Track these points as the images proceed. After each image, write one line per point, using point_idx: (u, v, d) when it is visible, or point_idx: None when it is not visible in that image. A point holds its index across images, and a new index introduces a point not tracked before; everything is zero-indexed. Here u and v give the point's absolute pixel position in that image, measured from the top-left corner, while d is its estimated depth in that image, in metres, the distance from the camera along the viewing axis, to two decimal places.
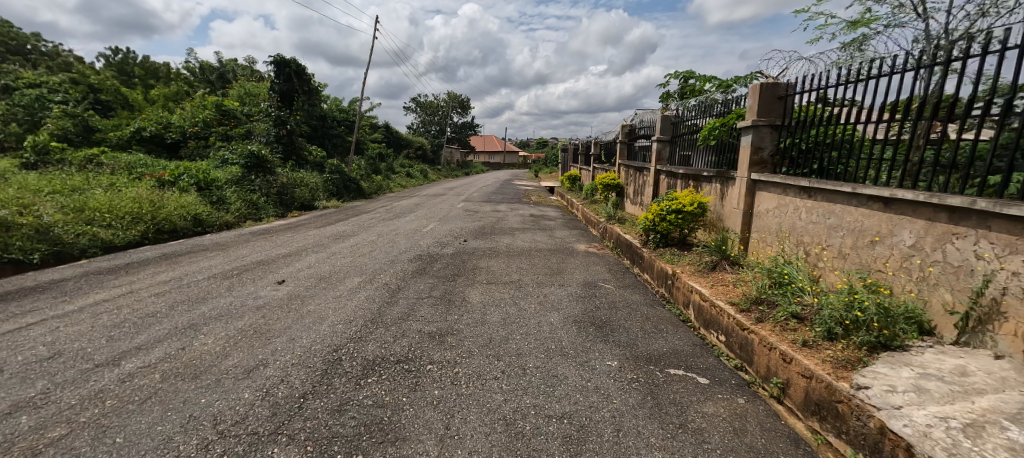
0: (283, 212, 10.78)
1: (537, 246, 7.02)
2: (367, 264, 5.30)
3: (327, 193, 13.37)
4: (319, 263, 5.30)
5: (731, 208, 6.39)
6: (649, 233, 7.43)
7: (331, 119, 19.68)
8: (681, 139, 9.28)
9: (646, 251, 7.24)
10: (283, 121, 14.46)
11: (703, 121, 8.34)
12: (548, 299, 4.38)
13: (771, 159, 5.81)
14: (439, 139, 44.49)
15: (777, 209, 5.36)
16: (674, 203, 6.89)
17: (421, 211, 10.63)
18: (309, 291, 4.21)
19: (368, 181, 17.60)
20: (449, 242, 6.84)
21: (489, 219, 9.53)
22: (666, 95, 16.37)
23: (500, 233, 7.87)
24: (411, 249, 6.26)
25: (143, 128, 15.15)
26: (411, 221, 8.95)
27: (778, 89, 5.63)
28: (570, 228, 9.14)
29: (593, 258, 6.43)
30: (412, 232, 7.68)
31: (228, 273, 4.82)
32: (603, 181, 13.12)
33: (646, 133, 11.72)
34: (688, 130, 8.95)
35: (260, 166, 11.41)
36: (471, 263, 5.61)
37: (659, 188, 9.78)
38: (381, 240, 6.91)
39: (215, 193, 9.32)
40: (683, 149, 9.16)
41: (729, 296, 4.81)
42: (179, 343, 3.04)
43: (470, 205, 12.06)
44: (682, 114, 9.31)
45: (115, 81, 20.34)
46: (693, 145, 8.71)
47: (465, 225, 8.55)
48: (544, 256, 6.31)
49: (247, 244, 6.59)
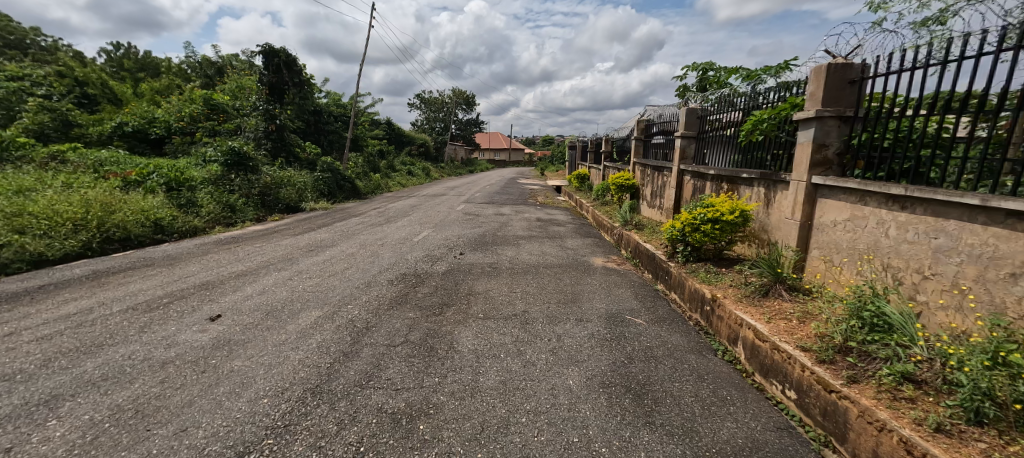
0: (265, 215, 9.78)
1: (547, 260, 5.92)
2: (336, 288, 4.24)
3: (318, 193, 12.34)
4: (277, 287, 4.26)
5: (781, 217, 5.30)
6: (678, 245, 6.33)
7: (326, 113, 18.60)
8: (710, 137, 8.11)
9: (674, 267, 6.15)
10: (273, 115, 13.46)
11: (738, 114, 7.22)
12: (564, 344, 3.31)
13: (837, 159, 4.70)
14: (443, 135, 43.37)
15: (851, 222, 4.28)
16: (710, 211, 5.78)
17: (416, 214, 9.56)
18: (245, 334, 3.16)
19: (365, 179, 16.54)
20: (442, 256, 5.76)
21: (491, 226, 8.44)
22: (685, 89, 15.17)
23: (503, 244, 6.77)
24: (396, 265, 5.20)
25: (126, 123, 14.19)
26: (402, 228, 7.88)
27: (850, 71, 4.53)
28: (583, 236, 8.04)
29: (614, 277, 5.34)
30: (402, 241, 6.60)
31: (154, 303, 3.78)
32: (616, 182, 11.97)
33: (666, 129, 10.57)
34: (719, 125, 7.82)
35: (242, 163, 10.41)
36: (466, 286, 4.54)
37: (683, 191, 8.66)
38: (363, 252, 5.85)
39: (185, 195, 8.31)
40: (713, 147, 8.01)
41: (797, 336, 3.72)
42: (10, 440, 2.01)
43: (471, 207, 10.98)
44: (712, 108, 8.13)
45: (104, 74, 19.40)
46: (726, 142, 7.56)
47: (463, 233, 7.46)
48: (555, 275, 5.22)
49: (204, 258, 5.57)
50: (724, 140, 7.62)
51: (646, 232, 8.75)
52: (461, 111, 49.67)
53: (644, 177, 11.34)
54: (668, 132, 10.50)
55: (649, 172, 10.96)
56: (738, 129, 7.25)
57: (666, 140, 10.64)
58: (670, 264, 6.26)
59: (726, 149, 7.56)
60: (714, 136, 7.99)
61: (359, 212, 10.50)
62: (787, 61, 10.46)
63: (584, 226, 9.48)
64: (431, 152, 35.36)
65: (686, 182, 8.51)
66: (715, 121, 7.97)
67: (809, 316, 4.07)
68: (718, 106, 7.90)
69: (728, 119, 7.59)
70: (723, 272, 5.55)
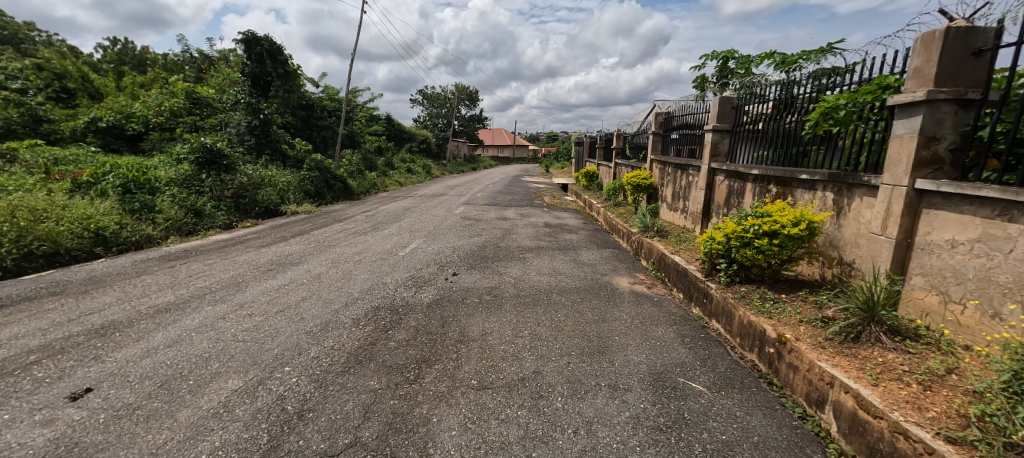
0: (240, 220, 8.69)
1: (561, 282, 4.76)
2: (278, 334, 3.11)
3: (304, 194, 11.26)
4: (200, 333, 3.14)
5: (865, 233, 4.14)
6: (721, 261, 5.17)
7: (318, 108, 17.44)
8: (751, 130, 6.87)
9: (716, 290, 5.00)
10: (257, 109, 12.38)
11: (791, 102, 5.93)
12: (597, 439, 2.19)
13: (954, 156, 3.53)
14: (445, 131, 42.16)
15: (982, 243, 3.14)
16: (766, 221, 4.60)
17: (408, 220, 8.42)
18: (107, 436, 2.04)
19: (358, 178, 15.40)
20: (430, 279, 4.60)
21: (493, 234, 7.28)
22: (703, 79, 13.99)
23: (507, 259, 5.61)
24: (370, 293, 4.06)
25: (100, 118, 13.11)
26: (390, 237, 6.74)
27: (975, 38, 3.39)
28: (600, 247, 6.88)
29: (648, 308, 4.20)
30: (385, 257, 5.46)
31: (12, 366, 2.65)
32: (632, 181, 10.76)
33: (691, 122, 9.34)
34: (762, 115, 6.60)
35: (215, 162, 9.31)
36: (457, 328, 3.38)
37: (714, 193, 7.49)
38: (333, 273, 4.71)
39: (140, 198, 7.21)
40: (753, 143, 6.80)
41: (931, 416, 2.60)
42: None
43: (471, 211, 9.82)
44: (753, 97, 6.90)
45: (85, 67, 18.25)
46: (771, 137, 6.35)
47: (460, 244, 6.30)
48: (572, 305, 4.07)
49: (133, 281, 4.44)
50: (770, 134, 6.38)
51: (671, 241, 7.58)
52: (464, 106, 48.37)
53: (664, 176, 10.12)
54: (693, 126, 9.26)
55: (670, 170, 9.75)
56: (788, 120, 6.04)
57: (690, 135, 9.42)
58: (710, 285, 5.10)
59: (772, 144, 6.34)
60: (755, 129, 6.75)
61: (346, 215, 9.37)
62: (828, 45, 9.20)
63: (598, 233, 8.32)
64: (432, 148, 34.10)
65: (719, 183, 7.31)
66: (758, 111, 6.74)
67: (936, 381, 2.92)
68: (762, 94, 6.68)
69: (776, 108, 6.36)
70: (783, 299, 4.40)
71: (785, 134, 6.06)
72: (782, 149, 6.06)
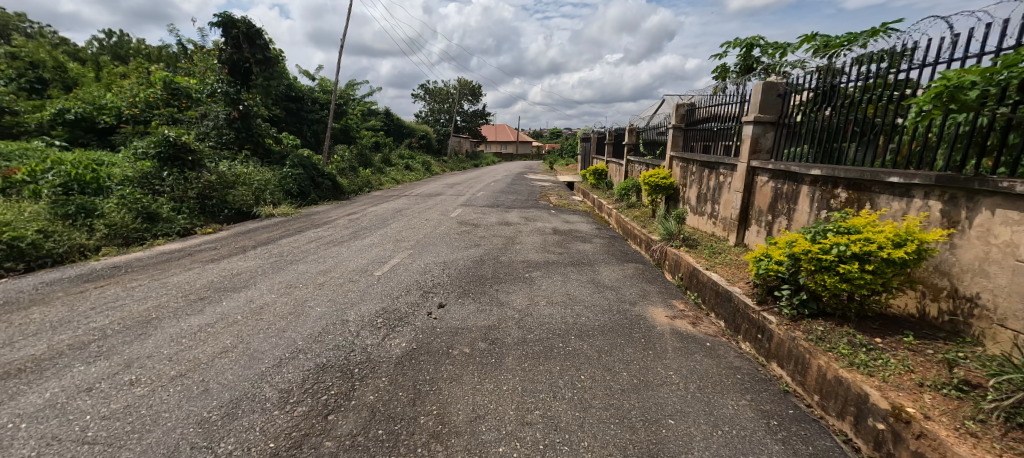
0: (205, 224, 7.60)
1: (579, 317, 3.63)
2: (152, 428, 2.01)
3: (286, 194, 10.18)
4: (31, 425, 2.04)
5: (1006, 263, 3.03)
6: (784, 288, 4.05)
7: (308, 100, 16.32)
8: (806, 122, 5.71)
9: (778, 326, 3.89)
10: (237, 99, 11.39)
11: (863, 86, 4.78)
12: None
13: None
14: (447, 126, 41.01)
15: None
16: (856, 241, 3.45)
17: (397, 225, 7.30)
18: None
19: (349, 175, 14.29)
20: (409, 313, 3.48)
21: (494, 244, 6.16)
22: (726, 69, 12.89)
23: (510, 281, 4.49)
24: (320, 339, 2.95)
25: (68, 110, 12.04)
26: (370, 249, 5.63)
27: None
28: (621, 261, 5.76)
29: (701, 358, 3.09)
30: (357, 276, 4.36)
31: None
32: (650, 181, 9.59)
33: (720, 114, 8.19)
34: (820, 103, 5.44)
35: (179, 158, 8.24)
36: (433, 409, 2.28)
37: (755, 197, 6.35)
38: (283, 303, 3.60)
39: (77, 200, 6.13)
40: (809, 137, 5.65)
41: None
42: None
43: (471, 214, 8.70)
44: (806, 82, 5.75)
45: (65, 57, 17.16)
46: (836, 129, 5.20)
47: (452, 259, 5.19)
48: (598, 357, 2.96)
49: (15, 316, 3.34)
50: (832, 126, 5.24)
51: (702, 253, 6.44)
52: (467, 101, 47.14)
53: (688, 175, 8.95)
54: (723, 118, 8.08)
55: (696, 169, 8.58)
56: (858, 109, 4.91)
57: (720, 129, 8.25)
58: (769, 318, 3.99)
59: (838, 136, 5.20)
60: (810, 120, 5.60)
61: (328, 218, 8.29)
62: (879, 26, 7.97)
63: (616, 242, 7.19)
64: (432, 144, 32.94)
65: (762, 185, 6.16)
66: (815, 100, 5.59)
67: None
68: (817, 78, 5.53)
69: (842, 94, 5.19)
70: (880, 346, 3.30)
71: (859, 125, 4.90)
72: (856, 143, 4.90)
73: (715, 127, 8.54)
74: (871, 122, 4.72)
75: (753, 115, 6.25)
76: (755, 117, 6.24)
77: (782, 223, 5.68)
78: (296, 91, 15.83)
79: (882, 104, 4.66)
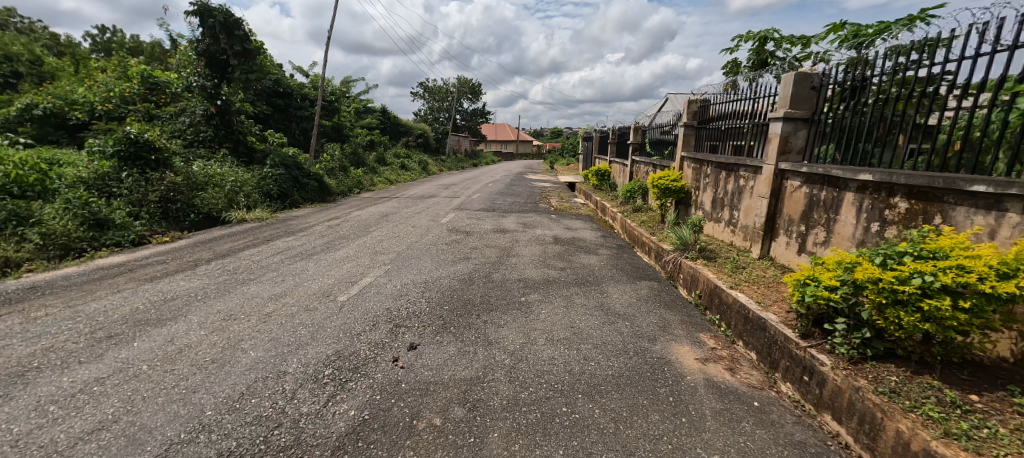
0: (166, 231, 6.83)
1: (587, 363, 2.86)
2: None
3: (265, 196, 9.41)
4: None
5: None
6: (838, 321, 3.29)
7: (297, 96, 15.54)
8: (844, 120, 4.98)
9: (834, 370, 3.14)
10: (214, 94, 10.67)
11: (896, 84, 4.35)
12: None
13: None
14: (445, 125, 40.23)
15: None
16: (952, 271, 2.65)
17: (379, 232, 6.54)
18: None
19: (338, 176, 13.52)
20: (368, 358, 2.71)
21: (486, 257, 5.39)
22: (737, 64, 12.15)
23: (502, 308, 3.72)
24: (237, 406, 2.18)
25: (36, 105, 11.25)
26: (343, 264, 4.85)
27: None
28: (632, 278, 4.99)
29: (752, 429, 2.32)
30: (316, 302, 3.59)
31: None
32: (659, 183, 8.78)
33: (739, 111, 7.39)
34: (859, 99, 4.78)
35: (142, 157, 7.47)
36: None
37: (783, 204, 5.58)
38: (209, 344, 2.83)
39: (8, 205, 5.36)
40: (851, 137, 4.89)
41: None
42: None
43: (464, 219, 7.91)
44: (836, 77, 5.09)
45: (44, 50, 16.33)
46: (863, 128, 4.73)
47: (436, 277, 4.42)
48: (614, 432, 2.19)
49: None
50: (871, 124, 4.64)
51: (722, 267, 5.68)
52: (466, 100, 46.35)
53: (701, 178, 8.16)
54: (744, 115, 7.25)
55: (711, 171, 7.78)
56: (888, 107, 4.47)
57: (739, 127, 7.42)
58: (820, 360, 3.24)
59: (888, 135, 4.46)
60: (850, 117, 4.85)
61: (306, 224, 7.52)
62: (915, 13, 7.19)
63: (624, 253, 6.41)
64: (431, 143, 32.15)
65: (793, 191, 5.37)
66: (853, 93, 4.86)
67: None
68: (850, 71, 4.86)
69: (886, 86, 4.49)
70: (979, 409, 2.57)
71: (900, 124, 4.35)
72: (897, 143, 4.38)
73: (734, 124, 7.71)
74: (915, 120, 4.17)
75: (785, 109, 5.42)
76: (786, 112, 5.41)
77: (819, 235, 4.90)
78: (284, 87, 15.05)
79: (933, 97, 4.06)
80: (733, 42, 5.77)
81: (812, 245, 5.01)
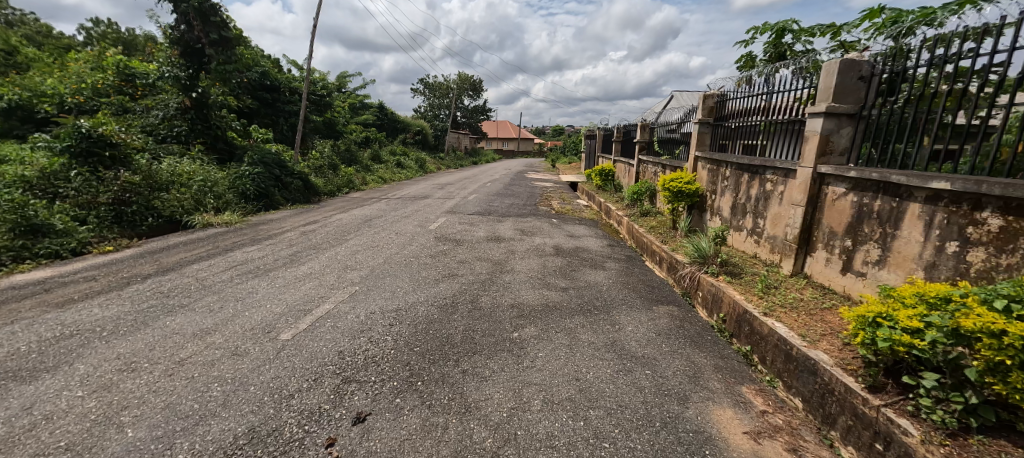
0: (119, 237, 6.06)
1: (598, 445, 2.08)
2: None
3: (241, 196, 8.65)
4: None
5: None
6: (929, 376, 2.53)
7: (285, 89, 14.74)
8: (891, 116, 4.27)
9: (925, 443, 2.40)
10: (190, 85, 9.92)
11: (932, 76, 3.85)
12: None
13: None
14: (445, 122, 39.43)
15: None
16: None
17: (356, 241, 5.76)
18: None
19: (327, 174, 12.74)
20: (292, 442, 1.94)
21: (475, 274, 4.60)
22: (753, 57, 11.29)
23: (488, 348, 2.94)
24: None
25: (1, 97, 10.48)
26: (302, 283, 4.05)
27: None
28: (646, 301, 4.21)
29: None
30: (250, 342, 2.82)
31: None
32: (670, 186, 7.99)
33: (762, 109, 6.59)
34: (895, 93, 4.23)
35: (96, 153, 6.69)
36: None
37: (823, 213, 4.77)
38: (77, 417, 2.06)
39: None
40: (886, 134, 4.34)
41: None
42: None
43: (455, 225, 7.11)
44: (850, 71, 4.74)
45: (22, 39, 15.53)
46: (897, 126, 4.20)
47: (411, 302, 3.64)
48: None
49: None
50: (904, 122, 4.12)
51: (749, 285, 4.91)
52: (466, 97, 45.51)
53: (719, 181, 7.36)
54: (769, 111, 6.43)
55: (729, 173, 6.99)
56: (926, 102, 3.95)
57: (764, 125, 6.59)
58: (903, 428, 2.51)
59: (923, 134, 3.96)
60: (892, 114, 4.24)
61: (278, 229, 6.74)
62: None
63: (635, 267, 5.63)
64: (430, 140, 31.36)
65: (835, 199, 4.58)
66: (889, 88, 4.34)
67: None
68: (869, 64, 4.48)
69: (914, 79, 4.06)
70: None
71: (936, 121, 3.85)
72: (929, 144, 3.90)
73: (757, 123, 6.89)
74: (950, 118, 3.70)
75: (828, 103, 4.60)
76: (830, 106, 4.59)
77: (870, 253, 4.11)
78: (271, 80, 14.27)
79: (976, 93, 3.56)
80: (747, 34, 5.59)
81: (860, 264, 4.22)
